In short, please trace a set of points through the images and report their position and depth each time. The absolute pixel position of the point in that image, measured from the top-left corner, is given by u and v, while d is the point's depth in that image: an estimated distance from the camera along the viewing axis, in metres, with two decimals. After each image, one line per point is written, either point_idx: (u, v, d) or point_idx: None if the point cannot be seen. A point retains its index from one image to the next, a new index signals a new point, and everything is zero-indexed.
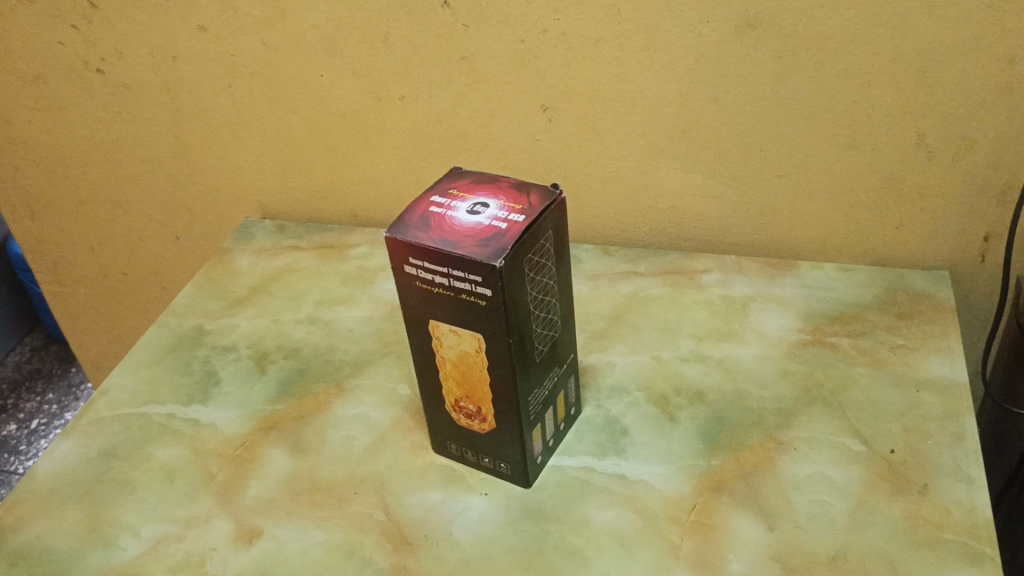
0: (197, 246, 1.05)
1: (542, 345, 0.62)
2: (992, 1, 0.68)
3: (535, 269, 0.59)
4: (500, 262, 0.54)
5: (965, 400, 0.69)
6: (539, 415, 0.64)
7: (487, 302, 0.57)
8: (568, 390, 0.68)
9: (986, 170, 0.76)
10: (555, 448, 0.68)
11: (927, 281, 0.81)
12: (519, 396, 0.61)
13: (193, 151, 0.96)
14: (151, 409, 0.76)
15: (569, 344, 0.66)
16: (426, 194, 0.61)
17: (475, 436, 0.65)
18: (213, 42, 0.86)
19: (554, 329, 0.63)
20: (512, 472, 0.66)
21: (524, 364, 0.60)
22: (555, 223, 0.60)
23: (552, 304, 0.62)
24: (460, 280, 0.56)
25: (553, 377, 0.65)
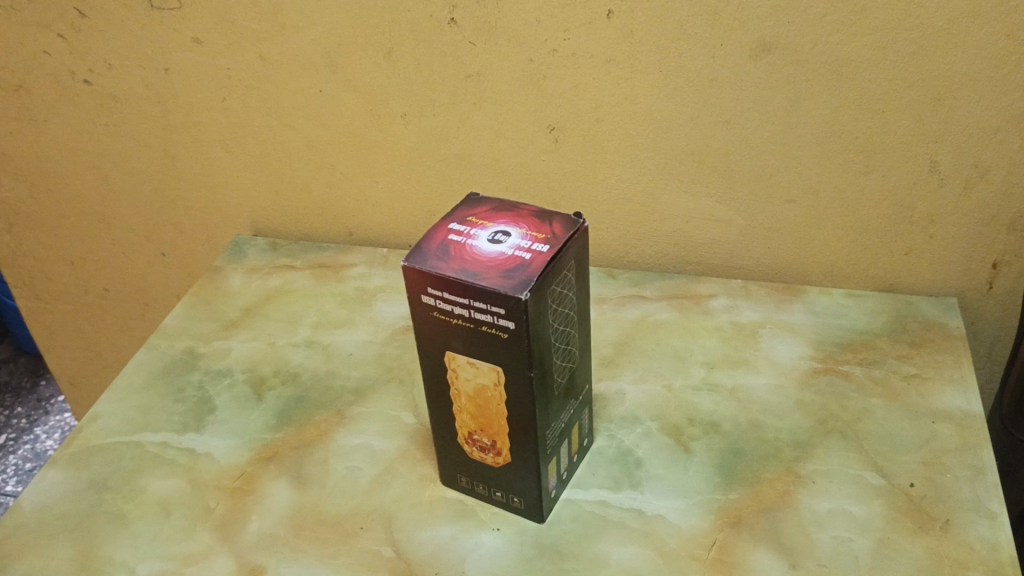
0: (184, 263, 1.01)
1: (561, 377, 0.60)
2: (1009, 30, 0.67)
3: (557, 301, 0.57)
4: (526, 295, 0.52)
5: (981, 433, 0.68)
6: (555, 449, 0.62)
7: (509, 335, 0.54)
8: (582, 422, 0.66)
9: (998, 199, 0.75)
10: (568, 481, 0.66)
11: (936, 309, 0.80)
12: (538, 431, 0.59)
13: (183, 166, 0.93)
14: (144, 437, 0.72)
15: (586, 375, 0.64)
16: (443, 221, 0.59)
17: (487, 469, 0.63)
18: (208, 55, 0.83)
19: (573, 360, 0.61)
20: (526, 507, 0.64)
21: (544, 397, 0.58)
22: (578, 253, 0.58)
23: (571, 335, 0.60)
24: (481, 312, 0.54)
25: (570, 409, 0.63)
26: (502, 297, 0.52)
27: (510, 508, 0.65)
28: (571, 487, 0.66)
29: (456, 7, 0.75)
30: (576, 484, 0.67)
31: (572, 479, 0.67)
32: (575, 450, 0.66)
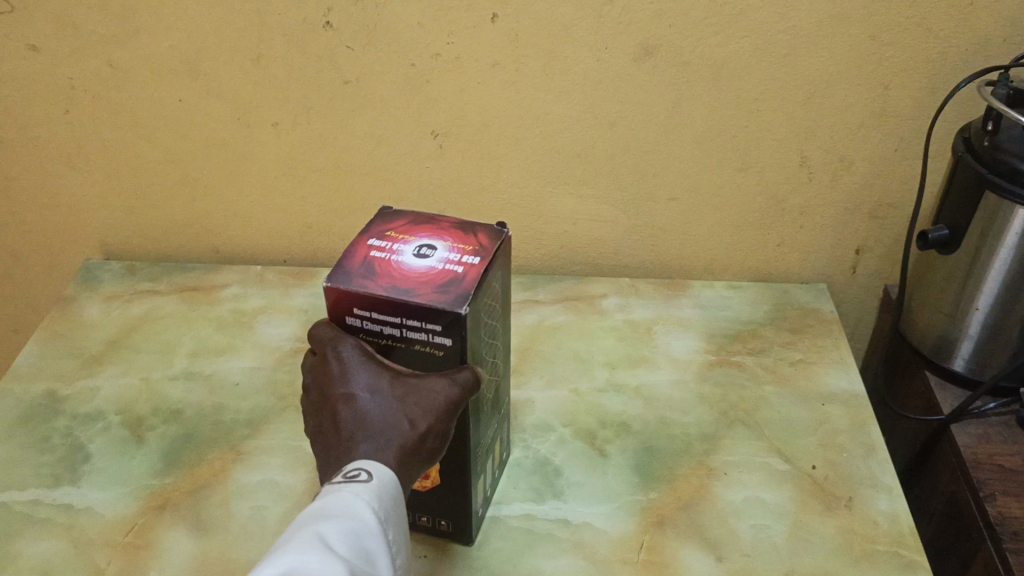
0: (24, 293, 0.92)
1: (489, 393, 0.58)
2: (873, 33, 0.71)
3: (487, 313, 0.54)
4: (466, 309, 0.49)
5: (867, 411, 0.72)
6: (482, 464, 0.61)
7: (445, 352, 0.51)
8: (504, 435, 0.65)
9: (862, 190, 0.80)
10: (492, 499, 0.65)
11: (809, 296, 0.85)
12: (469, 448, 0.56)
13: (20, 186, 0.83)
14: (9, 496, 0.64)
15: (506, 387, 0.63)
16: (360, 237, 0.56)
17: (412, 494, 0.60)
18: (48, 64, 0.75)
19: (496, 372, 0.60)
20: (454, 530, 0.61)
21: (474, 413, 0.56)
22: (502, 266, 0.56)
23: (495, 347, 0.58)
24: (415, 330, 0.51)
25: (494, 422, 0.62)
26: (438, 314, 0.49)
27: (435, 531, 0.62)
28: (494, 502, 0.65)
29: (332, 10, 0.71)
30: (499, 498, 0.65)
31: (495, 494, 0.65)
32: (498, 464, 0.65)
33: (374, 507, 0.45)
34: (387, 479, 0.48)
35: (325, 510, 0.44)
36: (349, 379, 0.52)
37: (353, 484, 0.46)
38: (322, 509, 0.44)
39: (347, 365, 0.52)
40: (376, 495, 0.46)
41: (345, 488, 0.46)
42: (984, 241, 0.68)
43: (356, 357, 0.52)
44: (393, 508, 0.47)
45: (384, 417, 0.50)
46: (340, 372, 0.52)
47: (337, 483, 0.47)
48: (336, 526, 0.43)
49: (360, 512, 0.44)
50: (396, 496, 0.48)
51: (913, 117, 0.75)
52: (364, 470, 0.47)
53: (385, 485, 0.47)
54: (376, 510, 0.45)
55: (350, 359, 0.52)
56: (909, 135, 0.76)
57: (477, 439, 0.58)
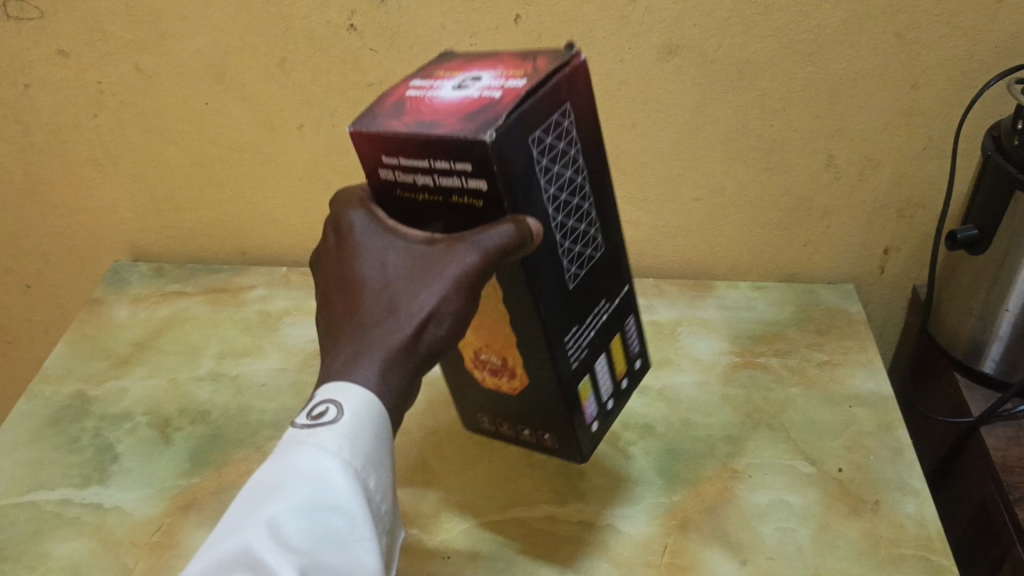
0: (54, 296, 0.93)
1: (572, 273, 0.50)
2: (899, 30, 0.70)
3: (555, 154, 0.46)
4: (490, 135, 0.40)
5: (895, 413, 0.71)
6: (586, 370, 0.54)
7: (484, 201, 0.44)
8: (623, 331, 0.57)
9: (889, 190, 0.79)
10: (605, 413, 0.59)
11: (836, 296, 0.84)
12: (552, 343, 0.50)
13: (49, 190, 0.85)
14: (40, 496, 0.65)
15: (619, 262, 0.55)
16: (406, 80, 0.49)
17: (518, 400, 0.57)
18: (76, 69, 0.76)
19: (597, 246, 0.52)
20: (562, 442, 0.59)
21: (557, 298, 0.49)
22: (574, 87, 0.46)
23: (590, 209, 0.50)
24: (447, 177, 0.44)
25: (602, 310, 0.54)
26: (465, 146, 0.41)
27: (540, 442, 0.61)
28: (602, 416, 0.59)
29: (355, 12, 0.71)
30: (611, 411, 0.60)
31: (612, 408, 0.60)
32: (612, 371, 0.58)
33: (341, 457, 0.41)
34: (357, 400, 0.42)
35: (283, 478, 0.41)
36: (351, 253, 0.47)
37: (317, 434, 0.42)
38: (279, 480, 0.41)
39: (354, 238, 0.47)
40: (346, 438, 0.42)
41: (311, 439, 0.42)
42: (1015, 242, 0.66)
43: (364, 228, 0.47)
44: (367, 445, 0.42)
45: (389, 294, 0.45)
46: (347, 245, 0.47)
47: (306, 429, 0.42)
48: (289, 507, 0.40)
49: (322, 473, 0.41)
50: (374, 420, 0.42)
51: (941, 116, 0.74)
52: (332, 404, 0.42)
53: (353, 422, 0.42)
54: (344, 461, 0.41)
55: (359, 231, 0.47)
56: (937, 134, 0.75)
57: (570, 338, 0.51)
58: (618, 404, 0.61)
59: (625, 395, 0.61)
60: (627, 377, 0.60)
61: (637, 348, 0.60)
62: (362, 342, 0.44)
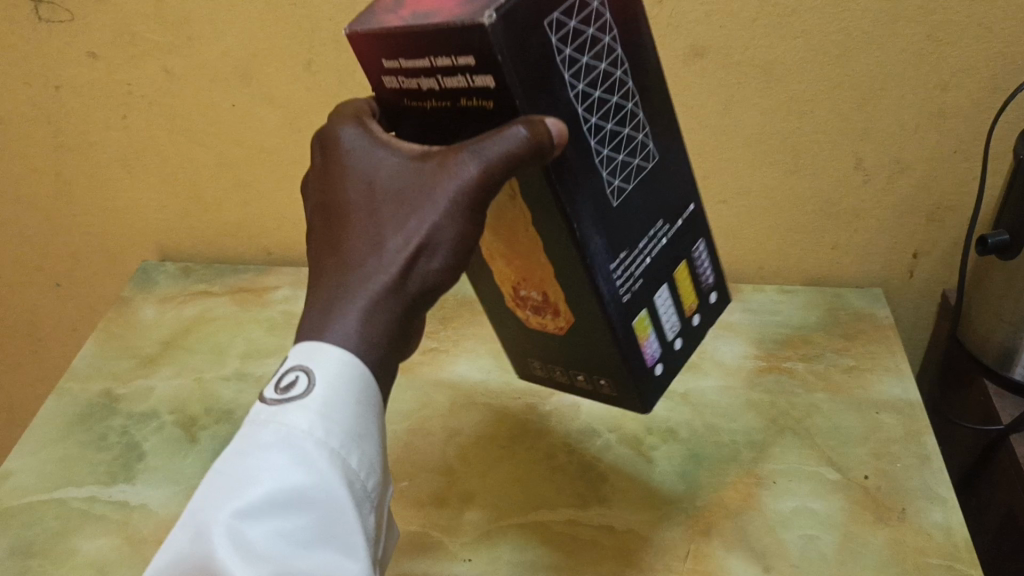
0: (84, 294, 0.94)
1: (614, 188, 0.46)
2: (930, 32, 0.69)
3: (580, 45, 0.43)
4: (490, 18, 0.38)
5: (923, 420, 0.70)
6: (643, 303, 0.50)
7: (493, 99, 0.42)
8: (691, 259, 0.53)
9: (919, 194, 0.78)
10: (670, 359, 0.54)
11: (863, 300, 0.83)
12: (594, 265, 0.46)
13: (80, 190, 0.86)
14: (67, 492, 0.66)
15: (682, 181, 0.51)
16: None
17: (571, 345, 0.53)
18: (107, 71, 0.77)
19: (649, 160, 0.48)
20: (620, 394, 0.54)
21: (599, 217, 0.45)
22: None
23: (638, 115, 0.47)
24: (452, 77, 0.42)
25: (661, 235, 0.50)
26: (465, 33, 0.39)
27: (589, 394, 0.58)
28: (666, 363, 0.54)
29: None
30: (679, 356, 0.55)
31: (678, 353, 0.55)
32: (678, 308, 0.53)
33: (311, 440, 0.41)
34: (334, 350, 0.42)
35: (248, 462, 0.41)
36: (342, 174, 0.46)
37: (283, 416, 0.42)
38: (243, 469, 0.40)
39: (345, 155, 0.46)
40: (316, 418, 0.41)
41: (282, 417, 0.42)
42: None
43: (355, 143, 0.46)
44: (334, 425, 0.42)
45: (383, 214, 0.44)
46: (338, 162, 0.47)
47: (275, 410, 0.42)
48: (252, 497, 0.39)
49: (289, 457, 0.40)
50: (350, 371, 0.42)
51: (972, 119, 0.73)
52: (302, 373, 0.42)
53: (319, 400, 0.41)
54: (314, 444, 0.41)
55: (349, 146, 0.46)
56: (969, 137, 0.74)
57: (617, 267, 0.47)
58: (687, 348, 0.56)
59: (696, 337, 0.56)
60: (699, 314, 0.56)
61: (711, 280, 0.56)
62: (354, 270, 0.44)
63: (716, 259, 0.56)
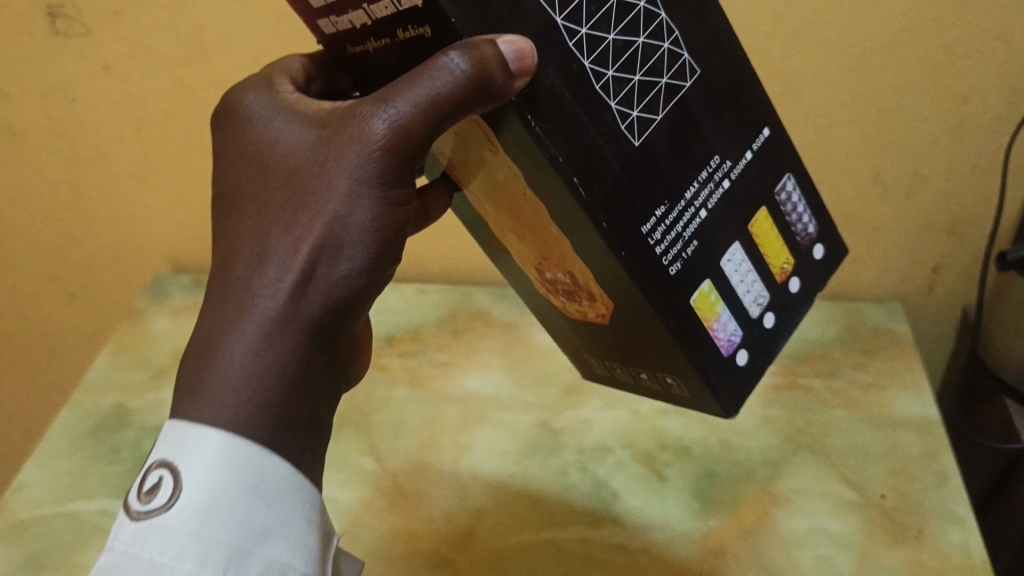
0: (98, 306, 0.95)
1: (638, 128, 0.39)
2: (949, 44, 0.68)
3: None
4: None
5: (942, 438, 0.69)
6: (705, 274, 0.43)
7: (429, 20, 0.35)
8: (772, 206, 0.46)
9: (938, 207, 0.77)
10: (762, 342, 0.47)
11: (882, 315, 0.82)
12: (627, 235, 0.38)
13: (94, 202, 0.86)
14: (79, 505, 0.66)
15: (741, 105, 0.43)
16: None
17: (619, 338, 0.47)
18: (121, 83, 0.77)
19: (685, 78, 0.41)
20: (688, 388, 0.47)
21: (618, 168, 0.38)
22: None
23: (660, 17, 0.39)
24: (377, 4, 0.35)
25: (721, 178, 0.43)
26: None
27: (659, 394, 0.52)
28: (755, 348, 0.46)
29: None
30: (779, 332, 0.48)
31: (772, 331, 0.47)
32: (762, 272, 0.46)
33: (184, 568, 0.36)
34: (209, 419, 0.37)
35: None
36: (242, 170, 0.42)
37: (147, 542, 0.37)
38: None
39: (249, 143, 0.43)
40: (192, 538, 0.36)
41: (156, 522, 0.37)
42: None
43: (256, 136, 0.43)
44: (227, 511, 0.37)
45: (278, 203, 0.40)
46: (241, 153, 0.43)
47: (153, 512, 0.37)
48: None
49: None
50: (237, 428, 0.37)
51: (992, 132, 0.72)
52: (169, 471, 0.38)
53: (201, 490, 0.37)
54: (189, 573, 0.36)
55: (253, 136, 0.43)
56: (989, 150, 0.73)
57: (655, 231, 0.40)
58: (790, 321, 0.48)
59: (800, 306, 0.48)
60: (797, 279, 0.48)
61: (811, 231, 0.48)
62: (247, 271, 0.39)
63: (814, 205, 0.48)
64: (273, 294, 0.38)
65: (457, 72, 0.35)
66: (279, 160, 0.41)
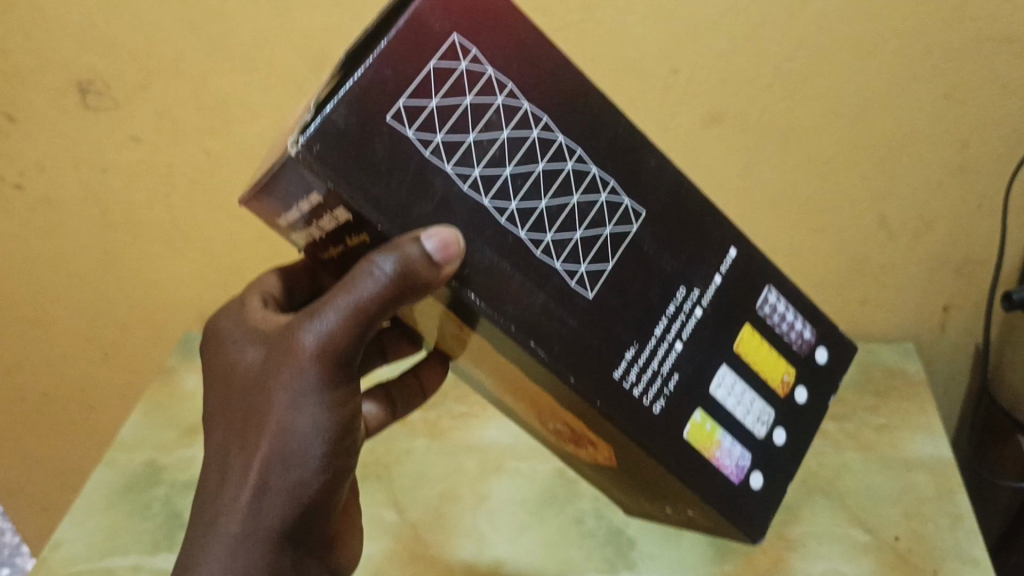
0: (131, 362, 0.98)
1: (591, 281, 0.39)
2: (946, 90, 0.70)
3: (456, 126, 0.36)
4: (296, 148, 0.33)
5: (956, 479, 0.70)
6: (692, 405, 0.43)
7: (365, 232, 0.37)
8: (757, 322, 0.46)
9: (945, 247, 0.78)
10: (775, 459, 0.46)
11: (895, 356, 0.84)
12: (598, 384, 0.39)
13: (124, 265, 0.89)
14: (113, 562, 0.69)
15: (700, 231, 0.44)
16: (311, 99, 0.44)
17: (634, 478, 0.49)
18: (149, 154, 0.81)
19: (631, 221, 0.41)
20: (711, 522, 0.46)
21: (574, 321, 0.39)
22: (449, 12, 0.36)
23: (591, 172, 0.40)
24: (321, 220, 0.38)
25: (693, 307, 0.43)
26: (291, 172, 0.35)
27: (698, 526, 0.52)
28: (769, 467, 0.46)
29: None
30: (794, 443, 0.47)
31: (786, 445, 0.47)
32: (758, 388, 0.46)
33: None
34: None
35: None
36: (219, 390, 0.47)
37: None
38: None
39: (223, 363, 0.48)
40: None
41: None
42: None
43: (227, 355, 0.48)
44: None
45: (241, 420, 0.45)
46: (217, 372, 0.48)
47: None
48: None
49: None
50: None
51: (994, 173, 0.73)
52: None
53: None
54: None
55: (226, 355, 0.48)
56: (992, 191, 0.74)
57: (630, 373, 0.40)
58: (807, 433, 0.48)
59: (812, 415, 0.48)
60: (802, 387, 0.48)
61: (807, 336, 0.49)
62: (216, 488, 0.44)
63: (806, 310, 0.49)
64: (236, 509, 0.43)
65: (383, 283, 0.37)
66: (243, 374, 0.46)
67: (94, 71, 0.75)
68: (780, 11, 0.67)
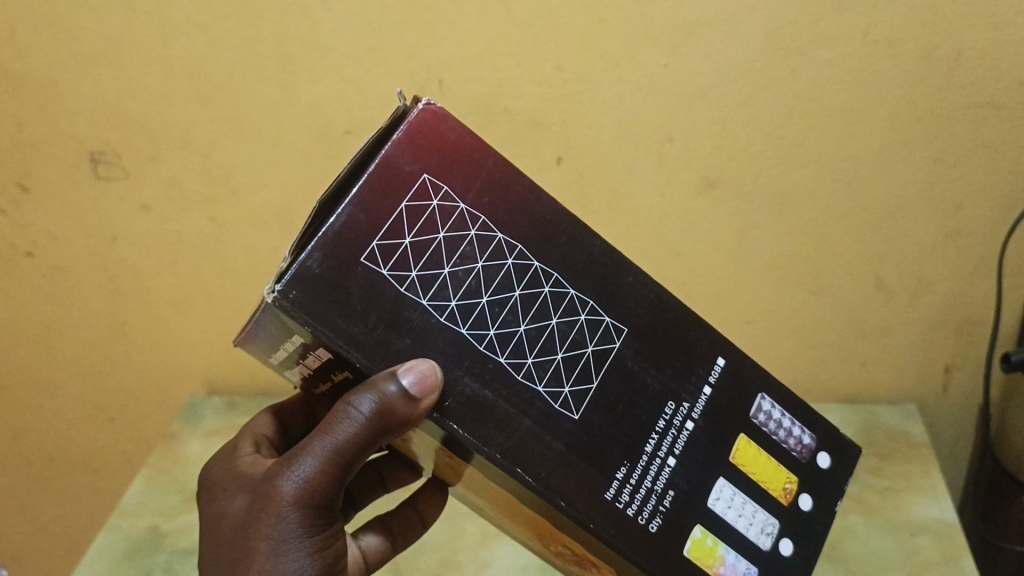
0: (136, 426, 0.99)
1: (573, 406, 0.41)
2: (938, 155, 0.71)
3: (431, 261, 0.39)
4: (272, 293, 0.36)
5: (962, 543, 0.69)
6: (692, 522, 0.43)
7: (346, 366, 0.39)
8: (753, 430, 0.47)
9: (944, 310, 0.78)
10: (780, 569, 0.46)
11: (897, 418, 0.84)
12: (591, 509, 0.41)
13: (132, 330, 0.90)
14: None
15: (675, 323, 0.45)
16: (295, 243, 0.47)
17: None
18: (157, 222, 0.82)
19: (612, 338, 0.43)
20: None
21: (560, 444, 0.41)
22: (417, 155, 0.40)
23: (568, 294, 0.42)
24: (305, 358, 0.40)
25: (684, 421, 0.44)
26: (269, 316, 0.37)
27: None
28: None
29: None
30: (801, 555, 0.47)
31: (793, 556, 0.47)
32: (760, 500, 0.46)
33: None
34: None
35: None
36: (211, 538, 0.49)
37: None
38: None
39: (218, 512, 0.50)
40: None
41: None
42: None
43: (224, 504, 0.50)
44: None
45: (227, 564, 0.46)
46: (212, 521, 0.50)
47: None
48: None
49: None
50: None
51: (989, 236, 0.74)
52: None
53: None
54: None
55: (223, 503, 0.50)
56: (988, 254, 0.75)
57: (621, 493, 0.42)
58: (817, 538, 0.48)
59: (820, 520, 0.48)
60: (807, 495, 0.48)
61: (808, 442, 0.49)
62: None
63: (805, 415, 0.50)
64: None
65: (364, 421, 0.40)
66: (234, 520, 0.48)
67: (106, 142, 0.77)
68: (772, 81, 0.68)
